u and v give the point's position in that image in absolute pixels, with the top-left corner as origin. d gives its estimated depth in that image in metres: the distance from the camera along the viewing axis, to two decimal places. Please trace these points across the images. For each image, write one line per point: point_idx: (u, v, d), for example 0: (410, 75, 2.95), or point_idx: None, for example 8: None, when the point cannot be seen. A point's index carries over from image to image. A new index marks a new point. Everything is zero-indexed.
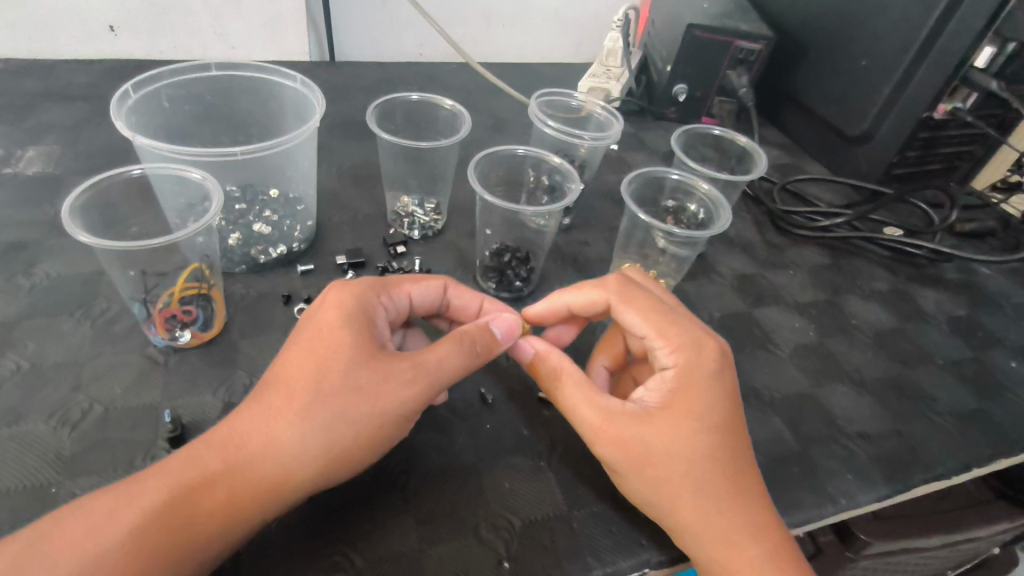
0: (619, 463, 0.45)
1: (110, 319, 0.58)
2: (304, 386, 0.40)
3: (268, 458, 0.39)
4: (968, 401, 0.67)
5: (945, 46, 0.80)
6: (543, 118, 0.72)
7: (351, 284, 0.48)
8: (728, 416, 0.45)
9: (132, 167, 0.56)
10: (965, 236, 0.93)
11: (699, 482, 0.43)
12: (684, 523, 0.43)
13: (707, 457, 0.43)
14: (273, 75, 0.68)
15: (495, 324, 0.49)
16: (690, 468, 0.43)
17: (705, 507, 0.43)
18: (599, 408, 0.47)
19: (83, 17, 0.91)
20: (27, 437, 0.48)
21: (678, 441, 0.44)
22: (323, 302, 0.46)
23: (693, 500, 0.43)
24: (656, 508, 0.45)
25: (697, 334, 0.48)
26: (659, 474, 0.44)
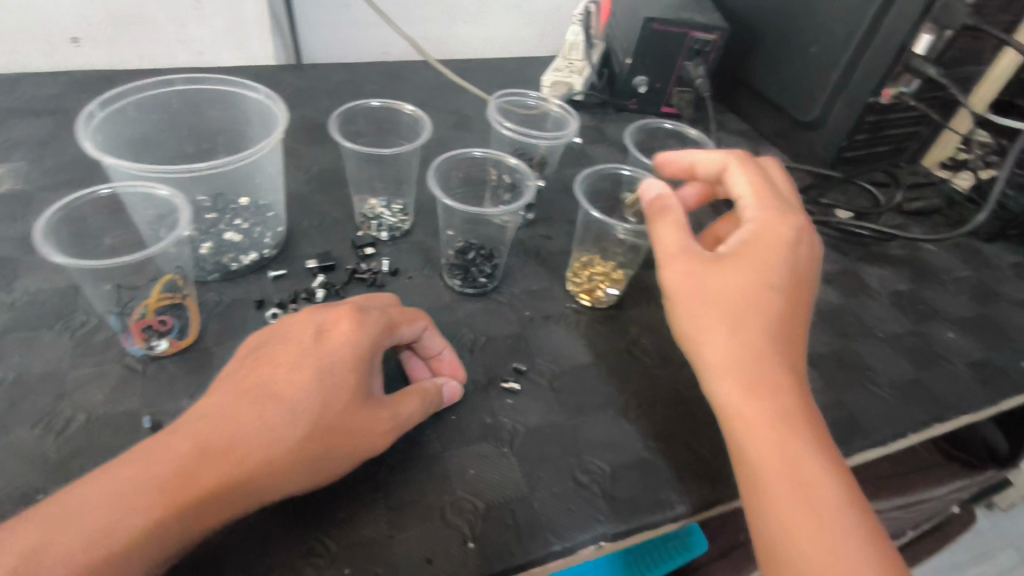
0: (694, 265, 0.50)
1: (89, 330, 0.60)
2: (306, 407, 0.44)
3: (266, 463, 0.41)
4: (909, 372, 0.71)
5: (885, 34, 0.84)
6: (499, 120, 0.75)
7: (346, 313, 0.50)
8: (786, 275, 0.49)
9: (99, 187, 0.58)
10: (913, 215, 0.97)
11: (734, 316, 0.48)
12: (720, 335, 0.47)
13: (756, 297, 0.48)
14: (237, 87, 0.70)
15: (444, 391, 0.56)
16: (735, 305, 0.48)
17: (749, 332, 0.47)
18: (686, 239, 0.52)
19: (46, 29, 0.92)
20: (14, 447, 0.50)
21: (733, 278, 0.48)
22: (320, 327, 0.48)
23: (738, 317, 0.47)
24: (703, 314, 0.49)
25: (785, 208, 0.52)
26: (704, 305, 0.49)
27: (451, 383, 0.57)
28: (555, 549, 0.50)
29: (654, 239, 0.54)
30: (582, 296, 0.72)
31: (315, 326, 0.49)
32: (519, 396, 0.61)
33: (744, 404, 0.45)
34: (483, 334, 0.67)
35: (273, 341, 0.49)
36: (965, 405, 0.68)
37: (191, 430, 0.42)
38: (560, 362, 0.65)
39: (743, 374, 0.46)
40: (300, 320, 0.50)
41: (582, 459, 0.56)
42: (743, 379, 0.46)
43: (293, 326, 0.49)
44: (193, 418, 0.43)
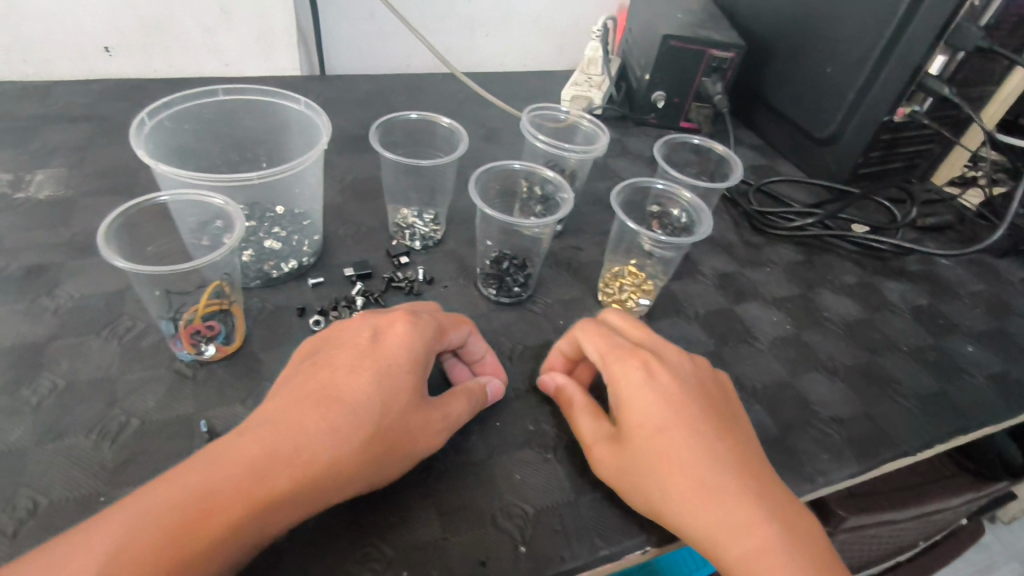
0: (638, 411, 0.50)
1: (136, 336, 0.61)
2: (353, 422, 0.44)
3: (324, 477, 0.42)
4: (930, 384, 0.73)
5: (901, 55, 0.87)
6: (534, 133, 0.77)
7: (401, 318, 0.51)
8: (674, 411, 0.50)
9: (159, 195, 0.59)
10: (926, 230, 0.99)
11: (648, 467, 0.48)
12: (669, 477, 0.47)
13: (661, 445, 0.48)
14: (278, 98, 0.72)
15: (489, 388, 0.57)
16: (648, 455, 0.48)
17: (692, 452, 0.47)
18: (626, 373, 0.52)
19: (79, 39, 0.93)
20: (71, 451, 0.51)
21: (637, 437, 0.50)
22: (378, 333, 0.49)
23: (682, 451, 0.48)
24: (647, 464, 0.48)
25: (614, 352, 0.55)
26: (625, 470, 0.50)
27: (495, 381, 0.57)
28: (603, 554, 0.51)
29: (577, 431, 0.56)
30: (614, 306, 0.74)
31: (371, 330, 0.50)
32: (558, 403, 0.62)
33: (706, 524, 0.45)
34: (520, 342, 0.68)
35: (329, 345, 0.50)
36: (986, 416, 0.70)
37: (258, 433, 0.42)
38: None
39: (700, 502, 0.45)
40: (355, 325, 0.51)
41: None
42: (703, 507, 0.45)
43: (349, 330, 0.50)
44: (257, 421, 0.43)
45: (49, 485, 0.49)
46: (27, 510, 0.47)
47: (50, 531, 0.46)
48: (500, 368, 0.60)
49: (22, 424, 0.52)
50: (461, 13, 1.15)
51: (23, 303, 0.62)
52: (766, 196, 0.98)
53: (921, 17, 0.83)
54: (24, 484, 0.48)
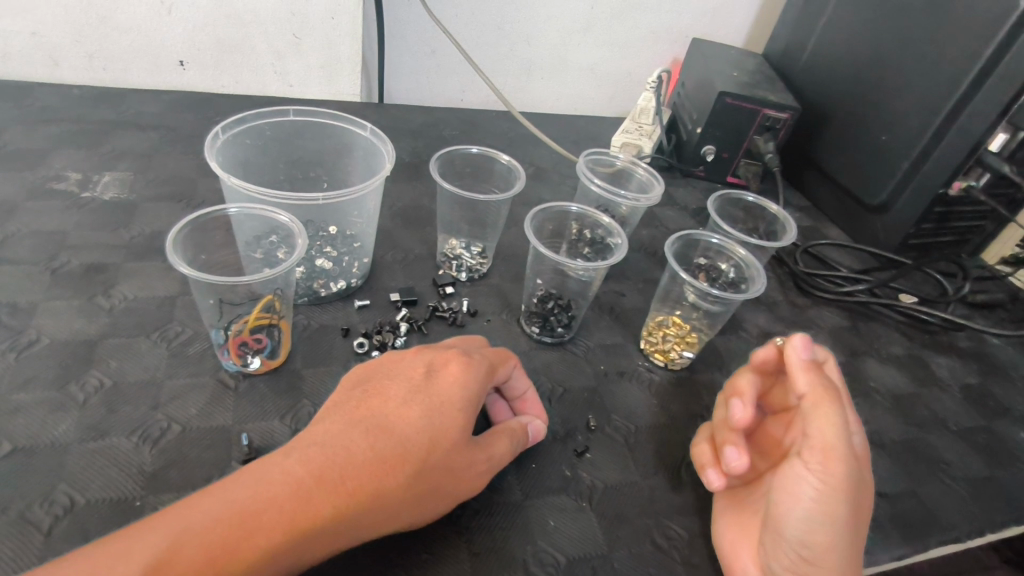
0: (848, 492, 0.46)
1: (184, 342, 0.61)
2: (409, 462, 0.43)
3: (370, 514, 0.42)
4: (981, 468, 0.70)
5: (962, 129, 0.86)
6: (590, 176, 0.79)
7: (462, 357, 0.50)
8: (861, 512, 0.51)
9: (228, 206, 0.61)
10: (976, 306, 0.97)
11: (857, 533, 0.47)
12: (853, 553, 0.47)
13: (864, 525, 0.49)
14: (345, 123, 0.74)
15: (530, 429, 0.55)
16: (861, 523, 0.48)
17: (854, 544, 0.47)
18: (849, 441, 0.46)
19: (156, 53, 0.97)
20: (110, 450, 0.51)
21: (863, 502, 0.49)
22: (437, 369, 0.49)
23: (849, 542, 0.46)
24: (857, 529, 0.47)
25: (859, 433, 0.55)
26: (854, 512, 0.46)
27: (536, 422, 0.56)
28: None
29: (819, 425, 0.47)
30: (656, 356, 0.73)
31: (425, 365, 0.49)
32: (595, 451, 0.61)
33: None
34: (560, 384, 0.67)
35: (386, 373, 0.49)
36: None
37: (306, 455, 0.42)
38: (635, 419, 0.65)
39: None
40: (409, 358, 0.51)
41: (661, 524, 0.56)
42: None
43: (404, 363, 0.50)
44: (305, 442, 0.44)
45: (87, 484, 0.49)
46: (63, 506, 0.47)
47: (85, 532, 0.45)
48: (541, 407, 0.59)
49: (67, 419, 0.53)
50: (519, 54, 1.17)
51: (80, 299, 0.63)
52: (813, 259, 0.97)
53: (985, 93, 0.83)
54: (64, 480, 0.48)
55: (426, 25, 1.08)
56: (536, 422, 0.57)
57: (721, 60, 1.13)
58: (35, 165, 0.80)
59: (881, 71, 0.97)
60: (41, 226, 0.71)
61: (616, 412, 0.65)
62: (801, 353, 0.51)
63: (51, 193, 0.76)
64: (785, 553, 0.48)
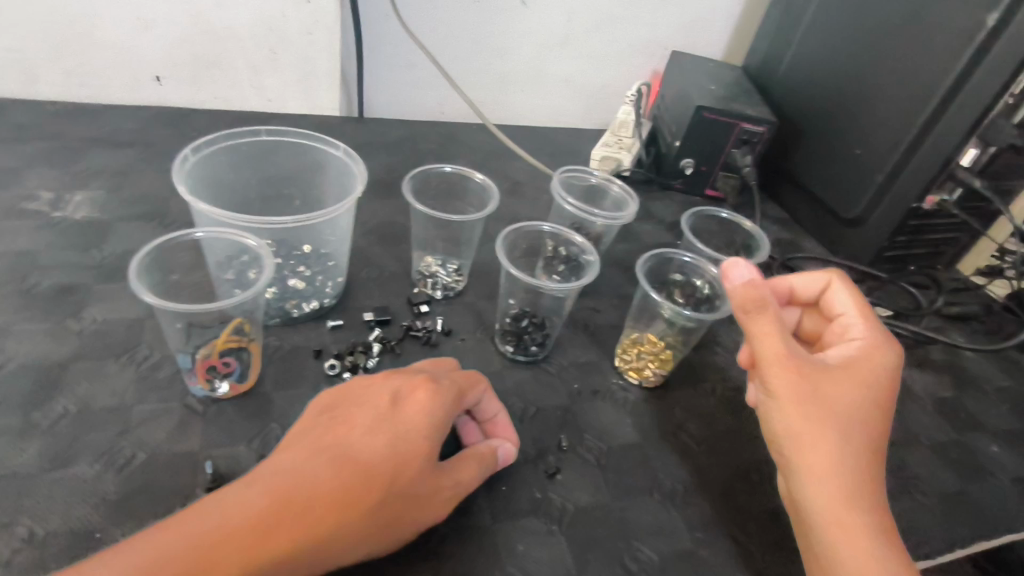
0: (796, 394, 0.49)
1: (152, 366, 0.61)
2: (370, 493, 0.43)
3: (332, 545, 0.42)
4: (952, 483, 0.71)
5: (934, 143, 0.87)
6: (564, 195, 0.79)
7: (430, 383, 0.50)
8: (879, 407, 0.50)
9: (196, 230, 0.60)
10: (950, 318, 0.98)
11: (836, 422, 0.48)
12: (832, 445, 0.48)
13: (862, 416, 0.49)
14: (318, 142, 0.74)
15: (499, 452, 0.55)
16: (848, 416, 0.49)
17: (829, 439, 0.48)
18: (781, 344, 0.50)
19: (132, 69, 0.96)
20: (74, 479, 0.50)
21: (847, 393, 0.50)
22: (404, 396, 0.49)
23: (818, 433, 0.48)
24: (834, 416, 0.48)
25: (884, 334, 0.55)
26: (808, 404, 0.49)
27: (506, 445, 0.56)
28: None
29: (752, 336, 0.52)
30: (631, 373, 0.73)
31: (392, 392, 0.49)
32: (567, 471, 0.61)
33: (828, 503, 0.47)
34: (533, 404, 0.67)
35: (352, 400, 0.49)
36: (1010, 522, 0.68)
37: (267, 485, 0.42)
38: (607, 439, 0.65)
39: (829, 483, 0.47)
40: (377, 385, 0.50)
41: (631, 545, 0.56)
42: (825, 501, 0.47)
43: (370, 389, 0.50)
44: (268, 471, 0.43)
45: (48, 514, 0.48)
46: (23, 539, 0.46)
47: (44, 565, 0.45)
48: (511, 429, 0.59)
49: (30, 447, 0.52)
50: (498, 68, 1.18)
51: (46, 323, 0.63)
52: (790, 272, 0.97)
53: (955, 110, 0.84)
54: (25, 511, 0.48)
55: (405, 39, 1.08)
56: (506, 444, 0.57)
57: (699, 73, 1.14)
58: (5, 184, 0.79)
59: (855, 85, 0.98)
60: (9, 248, 0.70)
61: (589, 432, 0.65)
62: (739, 272, 0.52)
63: (22, 213, 0.75)
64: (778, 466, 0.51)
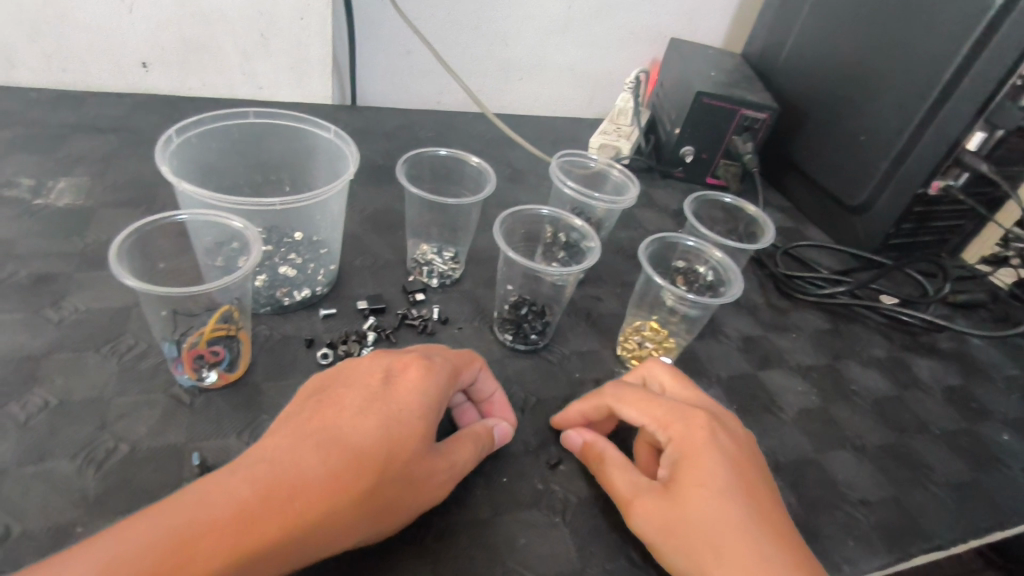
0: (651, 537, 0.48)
1: (137, 356, 0.58)
2: (362, 475, 0.41)
3: (324, 531, 0.39)
4: (964, 473, 0.69)
5: (941, 127, 0.85)
6: (563, 179, 0.77)
7: (424, 362, 0.48)
8: (740, 496, 0.47)
9: (179, 212, 0.58)
10: (957, 306, 0.96)
11: (707, 543, 0.45)
12: (711, 568, 0.44)
13: (729, 515, 0.46)
14: (308, 125, 0.72)
15: (496, 433, 0.53)
16: (710, 529, 0.45)
17: (706, 561, 0.45)
18: (625, 493, 0.51)
19: (117, 54, 0.93)
20: (52, 474, 0.48)
21: (699, 505, 0.46)
22: (396, 376, 0.47)
23: (697, 561, 0.45)
24: (698, 535, 0.46)
25: (676, 407, 0.53)
26: (675, 540, 0.47)
27: (502, 425, 0.54)
28: None
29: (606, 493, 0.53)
30: (633, 360, 0.71)
31: (383, 371, 0.47)
32: (568, 462, 0.58)
33: None
34: (533, 393, 0.65)
35: (341, 381, 0.47)
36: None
37: (253, 471, 0.39)
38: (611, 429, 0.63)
39: None
40: (366, 364, 0.48)
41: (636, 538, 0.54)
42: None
43: (360, 369, 0.48)
44: (252, 457, 0.41)
45: (24, 510, 0.46)
46: None
47: (18, 564, 0.42)
48: (508, 409, 0.57)
49: (5, 441, 0.50)
50: (495, 55, 1.15)
51: (26, 313, 0.60)
52: (793, 259, 0.95)
53: (962, 92, 0.82)
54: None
55: (399, 25, 1.05)
56: (503, 423, 0.55)
57: (699, 60, 1.11)
58: None
59: (859, 70, 0.96)
60: None
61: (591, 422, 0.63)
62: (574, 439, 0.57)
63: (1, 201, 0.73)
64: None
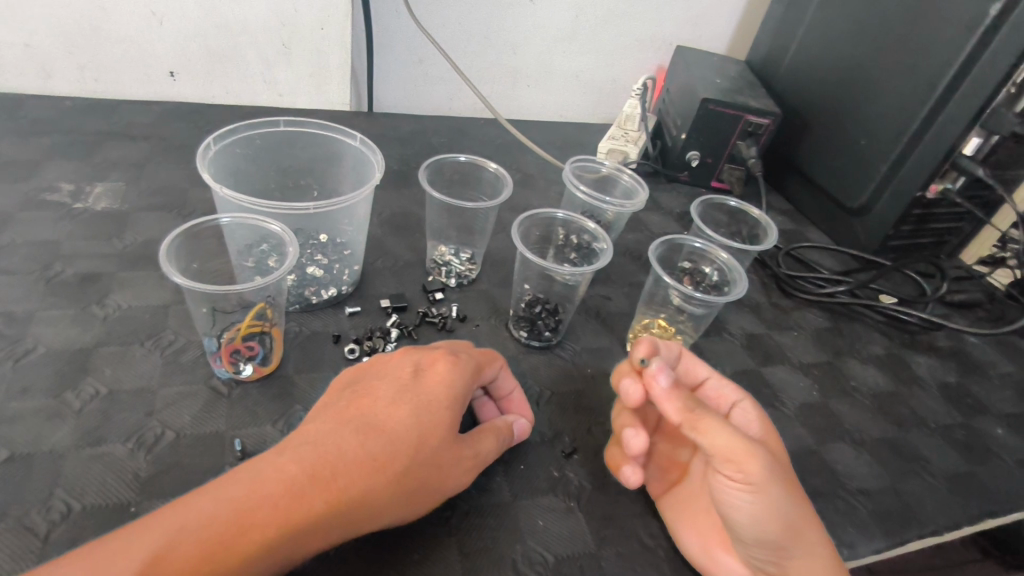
0: (776, 479, 0.48)
1: (177, 350, 0.62)
2: (398, 460, 0.44)
3: (363, 508, 0.43)
4: (959, 464, 0.72)
5: (937, 134, 0.88)
6: (576, 183, 0.80)
7: (452, 358, 0.52)
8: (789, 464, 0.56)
9: (220, 216, 0.62)
10: (954, 306, 1.00)
11: (802, 495, 0.51)
12: (808, 517, 0.50)
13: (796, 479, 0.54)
14: (335, 133, 0.76)
15: (515, 428, 0.57)
16: (797, 484, 0.52)
17: (805, 512, 0.50)
18: (747, 438, 0.48)
19: (146, 64, 0.97)
20: (106, 458, 0.52)
21: (787, 466, 0.53)
22: (426, 370, 0.50)
23: (802, 514, 0.49)
24: (796, 487, 0.51)
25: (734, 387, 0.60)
26: (789, 486, 0.49)
27: (521, 420, 0.58)
28: None
29: (716, 428, 0.48)
30: None
31: (413, 366, 0.51)
32: (582, 452, 0.62)
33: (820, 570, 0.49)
34: (548, 387, 0.68)
35: (375, 374, 0.51)
36: (1015, 502, 0.69)
37: (298, 453, 0.43)
38: None
39: (816, 555, 0.49)
40: (397, 359, 0.52)
41: (647, 522, 0.57)
42: (815, 567, 0.49)
43: (391, 364, 0.51)
44: (297, 441, 0.45)
45: (83, 490, 0.49)
46: (60, 513, 0.48)
47: (81, 538, 0.46)
48: (527, 405, 0.60)
49: (62, 427, 0.54)
50: (506, 63, 1.19)
51: (73, 309, 0.64)
52: (796, 261, 0.99)
53: (958, 100, 0.85)
54: (58, 488, 0.49)
55: (415, 33, 1.09)
56: (521, 419, 0.58)
57: (705, 67, 1.15)
58: (25, 176, 0.81)
59: (859, 77, 1.00)
60: (33, 237, 0.72)
61: (603, 415, 0.66)
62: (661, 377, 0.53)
63: (43, 204, 0.77)
64: (753, 547, 0.51)
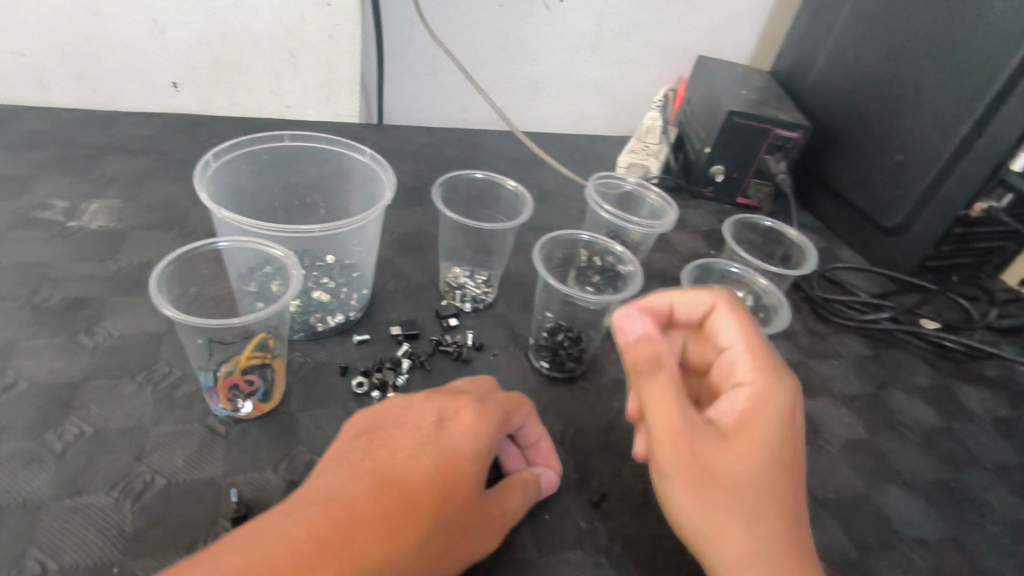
0: (681, 477, 0.45)
1: (171, 384, 0.57)
2: (421, 525, 0.39)
3: None
4: (1020, 510, 0.66)
5: (983, 150, 0.83)
6: (599, 202, 0.76)
7: (478, 406, 0.47)
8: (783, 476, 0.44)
9: (219, 240, 0.57)
10: (1000, 331, 0.93)
11: (745, 515, 0.43)
12: (734, 537, 0.43)
13: (778, 495, 0.44)
14: (343, 148, 0.71)
15: (542, 480, 0.51)
16: (751, 502, 0.43)
17: (728, 525, 0.43)
18: (667, 425, 0.45)
19: (149, 76, 0.94)
20: (89, 509, 0.47)
21: (747, 476, 0.43)
22: (450, 420, 0.45)
23: (719, 526, 0.44)
24: (736, 502, 0.43)
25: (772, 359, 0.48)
26: (710, 490, 0.44)
27: (549, 472, 0.52)
28: None
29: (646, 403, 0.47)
30: None
31: (436, 415, 0.46)
32: (612, 499, 0.56)
33: None
34: (572, 425, 0.63)
35: (391, 423, 0.46)
36: None
37: (307, 515, 0.38)
38: None
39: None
40: (417, 406, 0.47)
41: None
42: None
43: (410, 411, 0.46)
44: (305, 502, 0.39)
45: (60, 548, 0.44)
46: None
47: None
48: (553, 453, 0.54)
49: (41, 474, 0.49)
50: (522, 73, 1.15)
51: (61, 338, 0.60)
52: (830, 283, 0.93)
53: (1005, 114, 0.80)
54: (33, 546, 0.44)
55: (427, 43, 1.05)
56: (548, 472, 0.52)
57: (729, 77, 1.10)
58: (18, 193, 0.77)
59: (895, 89, 0.94)
60: (23, 258, 0.67)
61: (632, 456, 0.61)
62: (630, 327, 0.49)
63: (35, 223, 0.73)
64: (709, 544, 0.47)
